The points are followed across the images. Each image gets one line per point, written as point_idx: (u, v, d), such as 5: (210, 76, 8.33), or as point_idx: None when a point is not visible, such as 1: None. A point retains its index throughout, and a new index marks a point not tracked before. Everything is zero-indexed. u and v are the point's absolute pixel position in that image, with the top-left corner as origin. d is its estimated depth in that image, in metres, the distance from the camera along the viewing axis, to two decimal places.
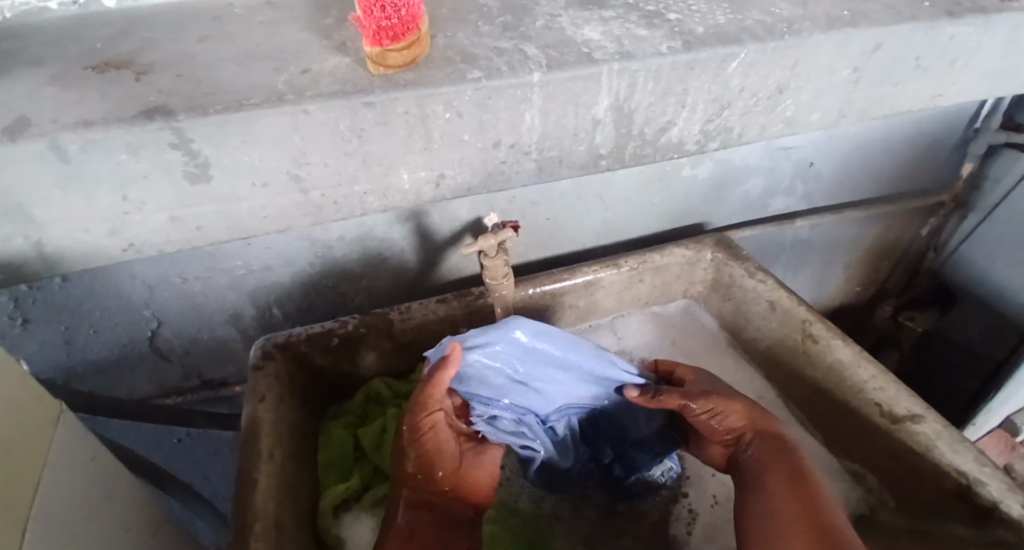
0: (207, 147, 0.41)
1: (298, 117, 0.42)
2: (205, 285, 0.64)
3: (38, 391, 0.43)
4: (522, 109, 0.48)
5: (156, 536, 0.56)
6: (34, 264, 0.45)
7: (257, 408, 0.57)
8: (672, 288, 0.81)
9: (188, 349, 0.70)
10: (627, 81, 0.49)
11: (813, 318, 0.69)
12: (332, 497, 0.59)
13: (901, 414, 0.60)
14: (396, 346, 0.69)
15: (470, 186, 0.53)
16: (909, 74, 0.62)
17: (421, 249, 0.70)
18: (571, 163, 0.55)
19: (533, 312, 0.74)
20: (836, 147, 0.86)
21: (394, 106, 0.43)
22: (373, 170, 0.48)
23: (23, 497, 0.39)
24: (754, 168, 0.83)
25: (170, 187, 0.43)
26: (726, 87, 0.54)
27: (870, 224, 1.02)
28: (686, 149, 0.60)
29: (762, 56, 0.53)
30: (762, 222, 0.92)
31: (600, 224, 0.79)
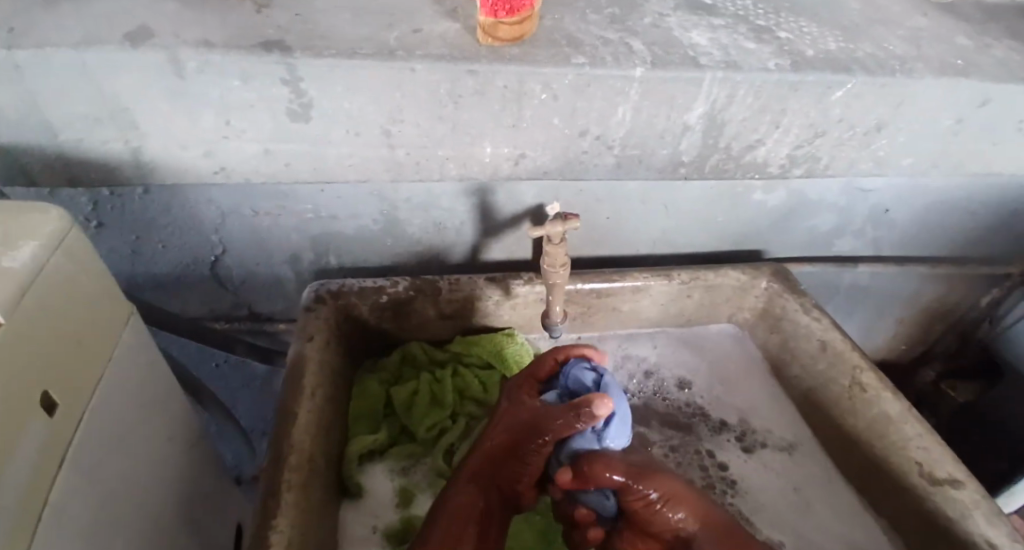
0: (313, 87, 0.43)
1: (402, 73, 0.42)
2: (273, 222, 0.66)
3: (113, 290, 0.45)
4: (617, 103, 0.48)
5: (191, 449, 0.58)
6: (130, 170, 0.47)
7: (303, 346, 0.59)
8: (720, 309, 0.80)
9: (244, 279, 0.73)
10: (727, 91, 0.49)
11: (864, 367, 0.67)
12: (361, 446, 0.61)
13: (941, 477, 0.58)
14: (441, 315, 0.70)
15: (548, 170, 0.53)
16: (1017, 136, 0.59)
17: (481, 225, 0.70)
18: (651, 165, 0.55)
19: (577, 307, 0.75)
20: (917, 198, 0.83)
21: (495, 78, 0.44)
22: (459, 138, 0.48)
23: (85, 387, 0.41)
24: (827, 203, 0.81)
25: (269, 120, 0.45)
26: (823, 116, 0.53)
27: (935, 282, 0.98)
28: (768, 171, 0.58)
29: (870, 89, 0.51)
30: (823, 261, 0.90)
31: (659, 232, 0.78)
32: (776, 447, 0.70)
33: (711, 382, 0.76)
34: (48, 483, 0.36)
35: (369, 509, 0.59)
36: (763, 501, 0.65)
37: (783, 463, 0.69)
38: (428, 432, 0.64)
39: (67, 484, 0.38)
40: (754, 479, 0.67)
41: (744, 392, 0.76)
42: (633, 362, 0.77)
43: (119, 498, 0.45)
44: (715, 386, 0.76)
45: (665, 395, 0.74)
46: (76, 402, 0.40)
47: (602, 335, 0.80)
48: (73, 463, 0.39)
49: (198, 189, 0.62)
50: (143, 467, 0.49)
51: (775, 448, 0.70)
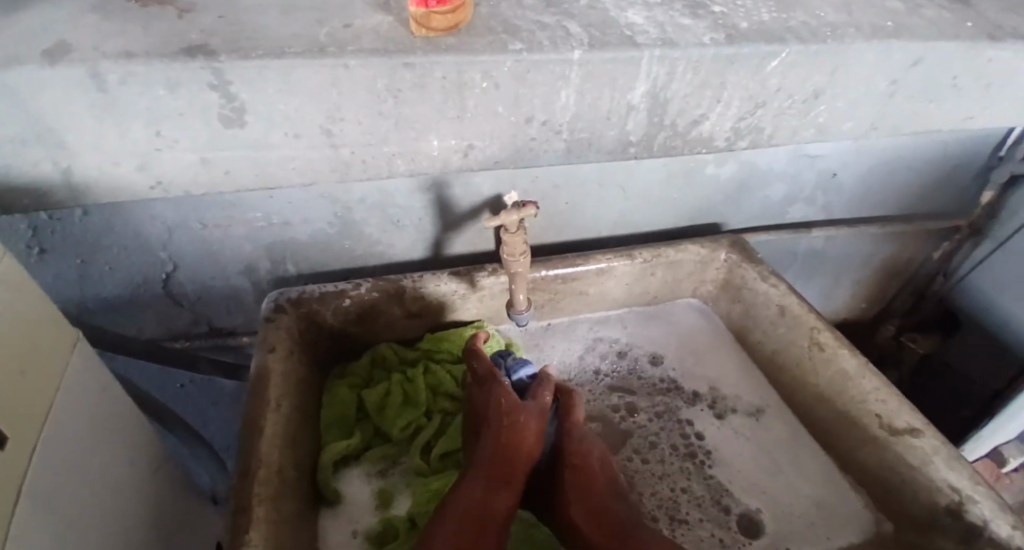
0: (244, 92, 0.41)
1: (338, 71, 0.42)
2: (224, 233, 0.65)
3: (55, 316, 0.44)
4: (560, 87, 0.48)
5: (157, 472, 0.57)
6: (61, 191, 0.45)
7: (266, 357, 0.58)
8: (682, 284, 0.81)
9: (200, 295, 0.71)
10: (667, 68, 0.49)
11: (822, 327, 0.69)
12: (334, 453, 0.60)
13: (900, 427, 0.61)
14: (407, 314, 0.70)
15: (498, 159, 0.53)
16: (947, 94, 0.61)
17: (439, 220, 0.70)
18: (600, 147, 0.55)
19: (543, 294, 0.75)
20: (862, 160, 0.86)
21: (433, 70, 0.43)
22: (404, 134, 0.48)
23: (34, 418, 0.39)
24: (777, 172, 0.83)
25: (204, 129, 0.43)
26: (763, 86, 0.54)
27: (886, 241, 1.01)
28: (715, 145, 0.60)
29: (804, 57, 0.53)
30: (779, 229, 0.92)
31: (618, 213, 0.79)
32: (745, 413, 0.72)
33: (681, 356, 0.78)
34: (3, 521, 0.35)
35: (348, 513, 0.59)
36: (737, 467, 0.67)
37: (751, 430, 0.71)
38: (403, 433, 0.63)
39: (25, 518, 0.37)
40: (728, 447, 0.69)
41: (713, 363, 0.77)
42: (605, 343, 0.78)
43: (83, 529, 0.43)
44: (685, 360, 0.77)
45: (638, 372, 0.75)
46: (26, 434, 0.38)
47: (573, 319, 0.80)
48: (29, 498, 0.38)
49: (140, 206, 0.59)
50: (107, 495, 0.47)
51: (745, 415, 0.72)
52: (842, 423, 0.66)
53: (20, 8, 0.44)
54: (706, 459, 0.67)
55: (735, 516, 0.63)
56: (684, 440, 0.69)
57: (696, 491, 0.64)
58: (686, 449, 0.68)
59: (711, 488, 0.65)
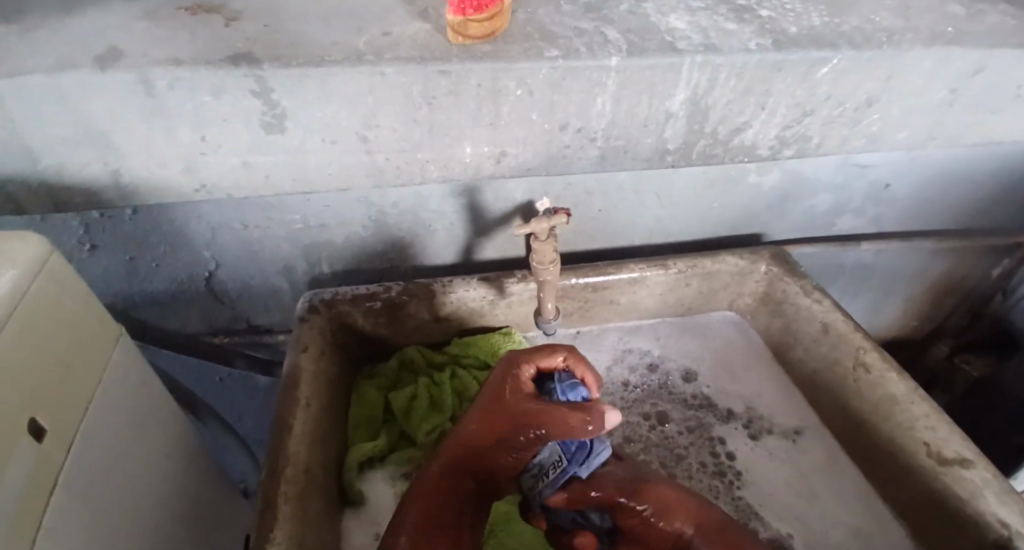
0: (284, 98, 0.42)
1: (373, 78, 0.42)
2: (263, 234, 0.66)
3: (99, 311, 0.45)
4: (597, 92, 0.46)
5: (190, 466, 0.58)
6: (111, 192, 0.47)
7: (298, 358, 0.59)
8: (719, 296, 0.79)
9: (239, 293, 0.73)
10: (708, 76, 0.47)
11: (868, 347, 0.66)
12: (359, 454, 0.61)
13: (950, 458, 0.57)
14: (436, 319, 0.70)
15: (531, 166, 0.52)
16: (1013, 104, 0.57)
17: (472, 225, 0.70)
18: (636, 155, 0.54)
19: (573, 302, 0.74)
20: (918, 171, 0.82)
21: (468, 77, 0.43)
22: (438, 140, 0.48)
23: (74, 410, 0.41)
24: (824, 182, 0.79)
25: (244, 133, 0.44)
26: (811, 94, 0.52)
27: (942, 256, 0.96)
28: (758, 154, 0.57)
29: (856, 64, 0.50)
30: (824, 241, 0.88)
31: (654, 222, 0.77)
32: (780, 433, 0.69)
33: (714, 372, 0.75)
34: (40, 511, 0.36)
35: (370, 517, 0.59)
36: (769, 489, 0.64)
37: (785, 451, 0.68)
38: (427, 438, 0.63)
39: (60, 508, 0.38)
40: (760, 468, 0.66)
41: (748, 380, 0.74)
42: (636, 353, 0.76)
43: (116, 519, 0.45)
44: (718, 375, 0.75)
45: (669, 385, 0.74)
46: (67, 426, 0.40)
47: (605, 328, 0.79)
48: (65, 489, 0.39)
49: (187, 206, 0.62)
50: (141, 486, 0.49)
51: (779, 435, 0.69)
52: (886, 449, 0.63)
53: (81, 15, 0.46)
54: (736, 479, 0.65)
55: (763, 541, 0.60)
56: (716, 457, 0.67)
57: (724, 512, 0.62)
58: (716, 468, 0.66)
59: (739, 510, 0.62)
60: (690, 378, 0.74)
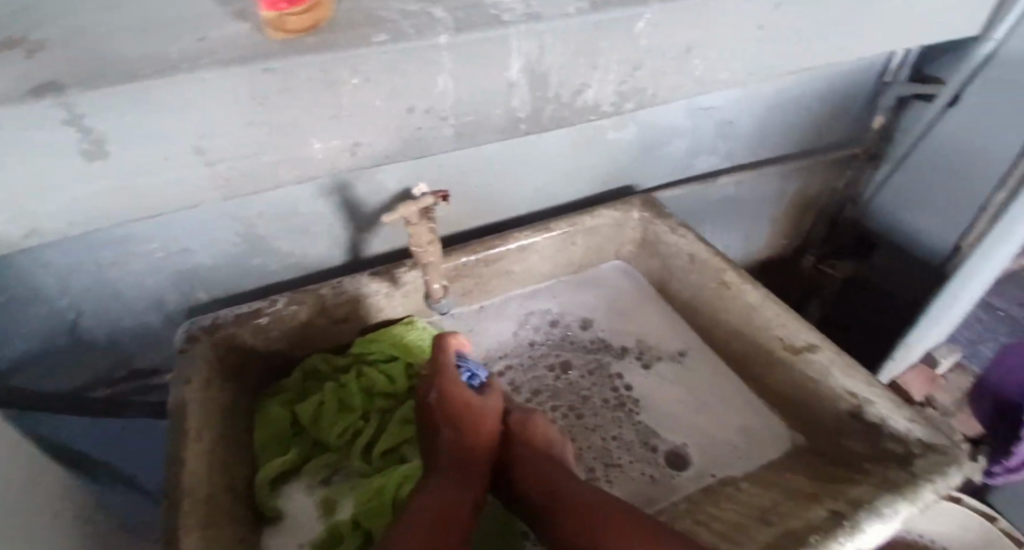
0: (100, 122, 0.40)
1: (195, 86, 0.40)
2: (122, 270, 0.62)
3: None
4: (434, 71, 0.48)
5: (83, 527, 0.54)
6: None
7: (184, 390, 0.56)
8: (603, 249, 0.84)
9: (110, 338, 0.68)
10: (537, 42, 0.50)
11: (724, 266, 0.74)
12: (270, 471, 0.59)
13: (800, 346, 0.66)
14: (331, 322, 0.69)
15: (389, 153, 0.53)
16: (810, 35, 0.65)
17: (350, 223, 0.69)
18: (491, 128, 0.56)
19: (467, 280, 0.76)
20: (753, 105, 0.90)
21: (298, 72, 0.42)
22: (284, 140, 0.47)
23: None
24: (677, 128, 0.86)
25: (67, 167, 0.41)
26: (635, 48, 0.56)
27: (792, 179, 1.07)
28: (603, 111, 0.61)
29: (668, 16, 0.55)
30: (689, 182, 0.96)
31: (530, 190, 0.80)
32: (671, 359, 0.76)
33: (609, 316, 0.81)
34: None
35: (291, 529, 0.58)
36: (666, 410, 0.70)
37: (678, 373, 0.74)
38: (341, 439, 0.63)
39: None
40: (656, 393, 0.72)
41: (640, 318, 0.81)
42: (536, 314, 0.80)
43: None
44: (613, 319, 0.80)
45: (567, 338, 0.78)
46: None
47: (502, 298, 0.81)
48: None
49: (27, 258, 0.56)
50: None
51: (672, 361, 0.76)
52: (751, 352, 0.70)
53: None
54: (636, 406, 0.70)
55: (662, 453, 0.66)
56: (616, 393, 0.72)
57: (626, 438, 0.67)
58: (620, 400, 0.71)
59: (640, 433, 0.68)
60: (586, 327, 0.79)
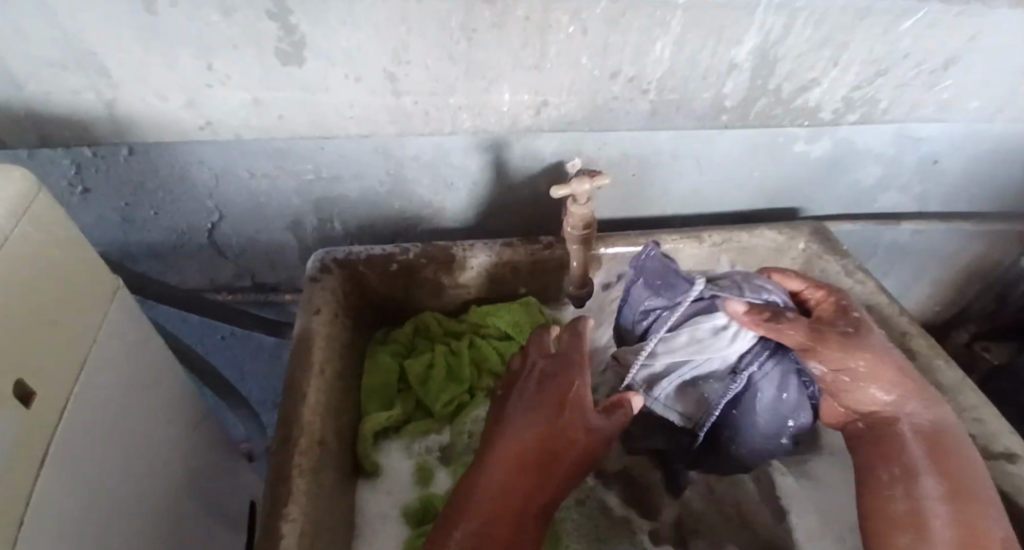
0: (305, 25, 0.38)
1: (408, 4, 0.37)
2: (271, 183, 0.60)
3: (74, 245, 0.39)
4: (736, 36, 0.42)
5: (164, 424, 0.51)
6: (106, 124, 0.44)
7: (310, 320, 0.56)
8: (751, 273, 0.75)
9: (244, 248, 0.68)
10: (784, 21, 0.42)
11: (914, 332, 0.62)
12: (374, 424, 0.59)
13: (998, 452, 0.54)
14: (455, 285, 0.66)
15: (573, 119, 0.48)
16: None
17: (496, 187, 0.64)
18: (689, 112, 0.49)
19: (601, 273, 0.69)
20: (973, 146, 0.74)
21: (516, 7, 0.38)
22: (474, 83, 0.43)
23: (53, 354, 0.37)
24: (874, 156, 0.72)
25: (258, 65, 0.40)
26: (890, 50, 0.46)
27: (980, 241, 0.90)
28: (821, 117, 0.52)
29: (942, 18, 0.45)
30: (863, 218, 0.81)
31: (686, 189, 0.69)
32: None
33: None
34: (23, 505, 0.33)
35: (386, 486, 0.58)
36: None
37: None
38: (445, 408, 0.62)
39: (40, 517, 0.34)
40: None
41: None
42: None
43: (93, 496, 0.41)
44: None
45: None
46: (60, 373, 0.37)
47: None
48: (67, 421, 0.38)
49: (115, 134, 0.45)
50: (137, 456, 0.46)
51: None
52: None
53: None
54: None
55: None
56: None
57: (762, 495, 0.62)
58: None
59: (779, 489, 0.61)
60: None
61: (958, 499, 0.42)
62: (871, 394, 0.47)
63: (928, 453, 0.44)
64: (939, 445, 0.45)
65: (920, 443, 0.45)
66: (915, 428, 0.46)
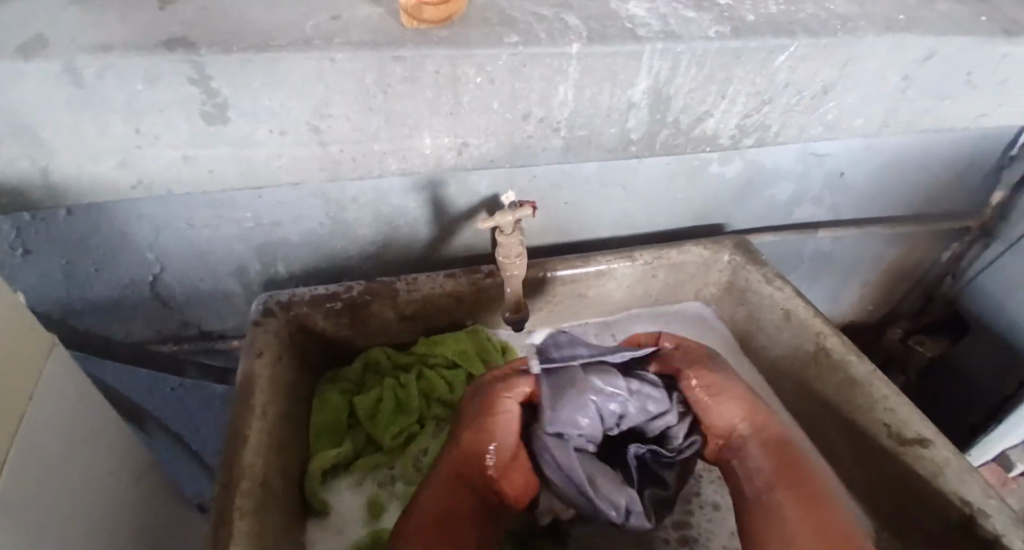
0: (227, 87, 0.41)
1: (325, 64, 0.40)
2: (212, 233, 0.62)
3: (11, 305, 0.40)
4: (629, 78, 0.47)
5: (109, 478, 0.51)
6: (38, 189, 0.45)
7: (254, 362, 0.57)
8: (685, 287, 0.79)
9: (189, 297, 0.69)
10: (670, 63, 0.47)
11: (828, 331, 0.68)
12: (322, 461, 0.60)
13: (910, 437, 0.59)
14: (401, 318, 0.69)
15: (494, 157, 0.51)
16: (956, 89, 0.59)
17: (434, 222, 0.67)
18: (600, 145, 0.53)
19: (541, 296, 0.72)
20: (872, 158, 0.81)
21: (425, 63, 0.42)
22: (396, 131, 0.47)
23: None
24: (783, 172, 0.78)
25: (187, 126, 0.43)
26: (770, 82, 0.52)
27: (894, 243, 0.97)
28: (720, 142, 0.58)
29: (812, 52, 0.50)
30: (784, 229, 0.87)
31: (615, 213, 0.74)
32: None
33: None
34: None
35: (337, 523, 0.59)
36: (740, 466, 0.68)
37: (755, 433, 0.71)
38: (393, 441, 0.63)
39: None
40: None
41: None
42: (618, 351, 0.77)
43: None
44: None
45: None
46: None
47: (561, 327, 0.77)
48: (7, 479, 0.38)
49: (49, 197, 0.46)
50: (82, 511, 0.47)
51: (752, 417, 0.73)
52: (847, 408, 0.65)
53: None
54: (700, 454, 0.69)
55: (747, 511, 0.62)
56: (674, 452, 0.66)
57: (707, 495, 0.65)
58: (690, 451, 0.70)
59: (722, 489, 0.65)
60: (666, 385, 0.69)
61: (809, 504, 0.49)
62: (725, 414, 0.56)
63: (774, 454, 0.53)
64: (782, 449, 0.54)
65: (765, 457, 0.53)
66: (758, 441, 0.55)
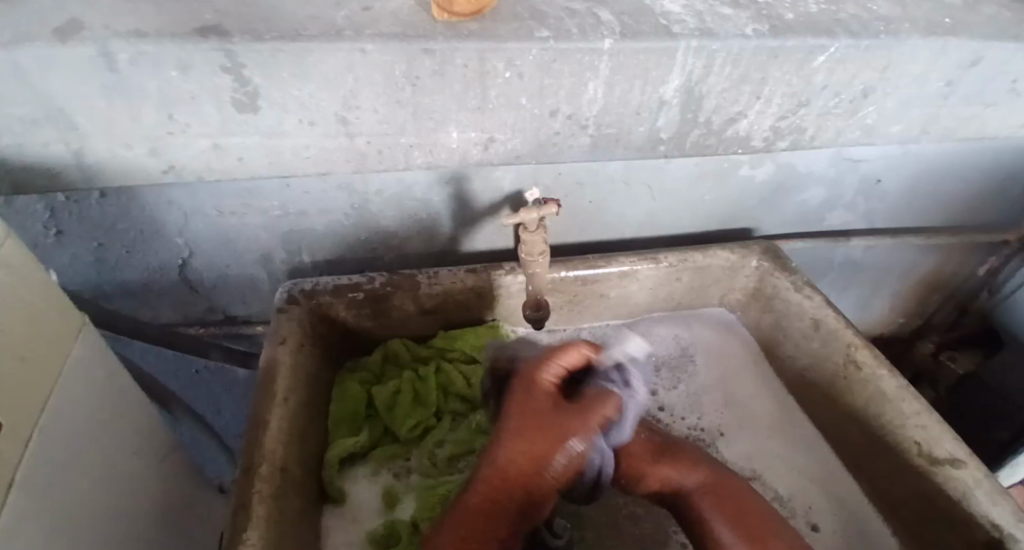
0: (258, 76, 0.41)
1: (354, 55, 0.40)
2: (239, 221, 0.63)
3: (44, 283, 0.41)
4: (661, 76, 0.46)
5: (132, 456, 0.52)
6: (74, 172, 0.46)
7: (276, 349, 0.58)
8: (709, 291, 0.78)
9: (216, 283, 0.70)
10: (704, 61, 0.46)
11: (857, 343, 0.66)
12: (340, 450, 0.61)
13: (940, 456, 0.57)
14: (421, 311, 0.69)
15: (520, 153, 0.51)
16: (1005, 95, 0.56)
17: (457, 217, 0.67)
18: (628, 143, 0.52)
19: (562, 295, 0.72)
20: (910, 166, 0.78)
21: (454, 57, 0.41)
22: (422, 124, 0.47)
23: (21, 386, 0.39)
24: (816, 177, 0.76)
25: (219, 114, 0.43)
26: (806, 84, 0.51)
27: (930, 254, 0.94)
28: (752, 144, 0.56)
29: (852, 53, 0.49)
30: (815, 236, 0.85)
31: (641, 213, 0.73)
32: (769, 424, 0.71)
33: (709, 363, 0.76)
34: None
35: (352, 512, 0.60)
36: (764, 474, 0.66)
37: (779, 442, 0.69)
38: (410, 433, 0.64)
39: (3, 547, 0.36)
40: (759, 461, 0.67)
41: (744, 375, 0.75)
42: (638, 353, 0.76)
43: (56, 528, 0.42)
44: (713, 368, 0.76)
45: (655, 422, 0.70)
46: (26, 405, 0.39)
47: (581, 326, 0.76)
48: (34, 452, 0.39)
49: (84, 180, 0.47)
50: (104, 487, 0.48)
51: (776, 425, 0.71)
52: (875, 423, 0.63)
53: None
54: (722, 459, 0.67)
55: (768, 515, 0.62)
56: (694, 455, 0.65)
57: None
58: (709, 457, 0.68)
59: None
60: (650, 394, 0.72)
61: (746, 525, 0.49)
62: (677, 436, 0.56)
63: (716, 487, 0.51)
64: (726, 491, 0.51)
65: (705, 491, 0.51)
66: (704, 484, 0.52)
